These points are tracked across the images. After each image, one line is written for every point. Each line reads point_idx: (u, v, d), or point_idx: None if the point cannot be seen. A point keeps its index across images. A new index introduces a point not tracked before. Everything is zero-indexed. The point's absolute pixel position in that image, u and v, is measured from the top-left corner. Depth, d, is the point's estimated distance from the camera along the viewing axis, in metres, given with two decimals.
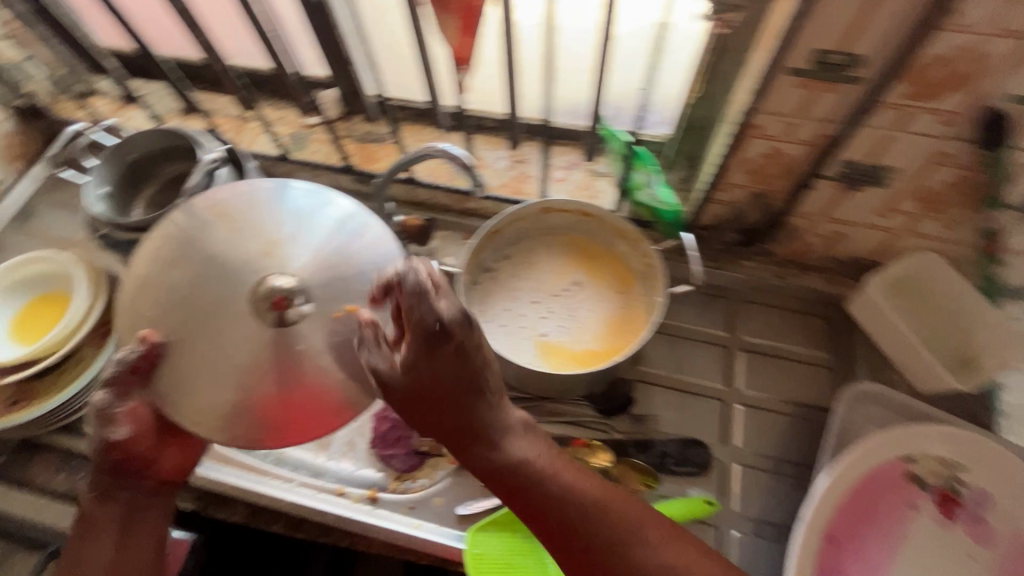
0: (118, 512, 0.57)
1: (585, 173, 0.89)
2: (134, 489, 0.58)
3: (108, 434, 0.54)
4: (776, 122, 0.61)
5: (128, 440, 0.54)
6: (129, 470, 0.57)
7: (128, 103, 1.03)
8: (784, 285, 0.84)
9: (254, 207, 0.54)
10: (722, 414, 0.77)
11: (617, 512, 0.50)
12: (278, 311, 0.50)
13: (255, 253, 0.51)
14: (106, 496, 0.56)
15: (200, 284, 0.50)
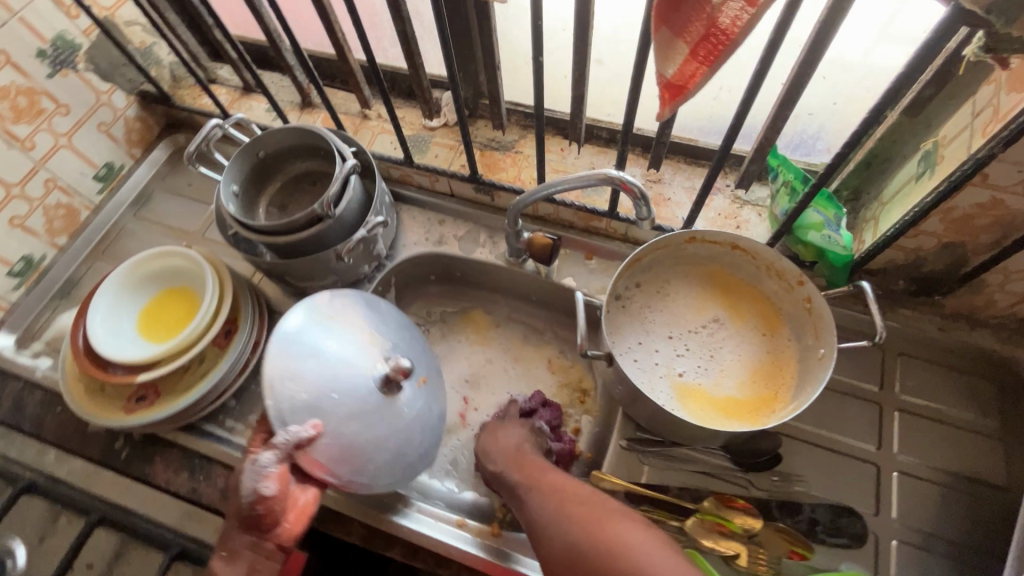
0: (241, 568, 0.59)
1: (729, 200, 0.81)
2: (256, 549, 0.60)
3: (259, 489, 0.56)
4: (1010, 172, 0.53)
5: (270, 498, 0.57)
6: (259, 532, 0.58)
7: (245, 92, 1.01)
8: (946, 340, 0.75)
9: (340, 318, 0.68)
10: (876, 481, 0.70)
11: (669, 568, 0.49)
12: (391, 394, 0.66)
13: (367, 360, 0.66)
14: (240, 550, 0.60)
15: (342, 386, 0.64)
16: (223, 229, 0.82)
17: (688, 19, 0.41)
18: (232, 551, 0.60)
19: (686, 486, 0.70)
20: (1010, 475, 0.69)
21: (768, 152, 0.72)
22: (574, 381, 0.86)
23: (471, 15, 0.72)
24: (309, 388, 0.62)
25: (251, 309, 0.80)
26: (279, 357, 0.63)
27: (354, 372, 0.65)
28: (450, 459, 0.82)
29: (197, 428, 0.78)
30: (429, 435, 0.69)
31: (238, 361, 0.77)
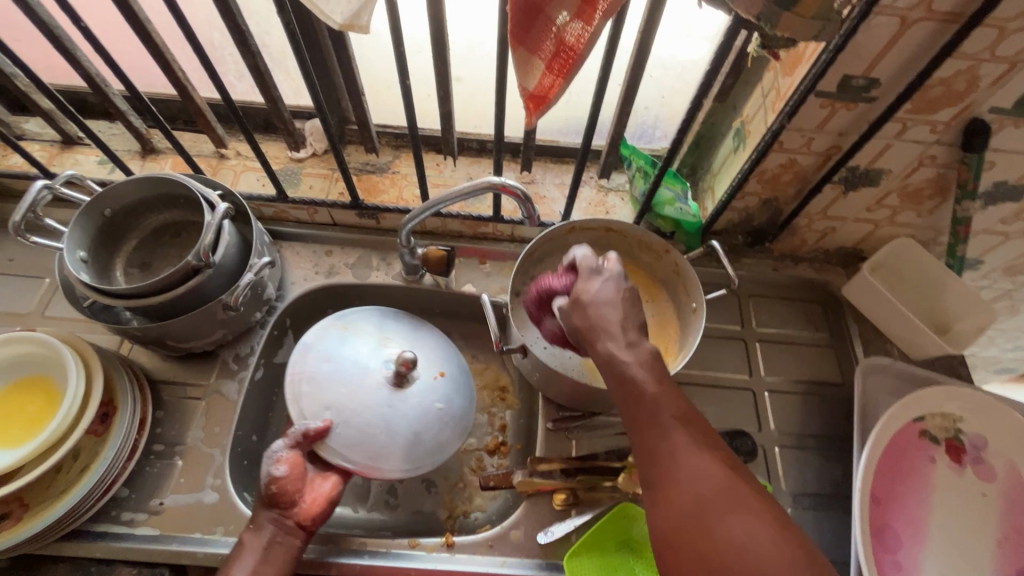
0: (264, 539, 0.61)
1: (595, 189, 0.90)
2: (278, 524, 0.62)
3: (272, 469, 0.62)
4: (796, 137, 0.68)
5: (281, 477, 0.62)
6: (277, 508, 0.62)
7: (67, 146, 0.88)
8: (780, 277, 0.91)
9: (353, 328, 0.73)
10: (755, 404, 0.84)
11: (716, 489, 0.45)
12: (400, 388, 0.68)
13: (378, 361, 0.69)
14: (262, 525, 0.61)
15: (351, 387, 0.67)
16: (75, 301, 0.72)
17: (540, 37, 0.47)
18: (255, 527, 0.62)
19: (609, 448, 0.77)
20: (843, 373, 0.87)
21: (620, 144, 0.82)
22: (492, 382, 0.88)
23: (323, 44, 0.72)
24: (319, 389, 0.67)
25: (129, 383, 0.72)
26: (298, 363, 0.69)
27: (363, 373, 0.68)
28: (386, 487, 0.80)
29: (85, 532, 0.68)
30: (447, 428, 0.69)
31: (125, 443, 0.69)
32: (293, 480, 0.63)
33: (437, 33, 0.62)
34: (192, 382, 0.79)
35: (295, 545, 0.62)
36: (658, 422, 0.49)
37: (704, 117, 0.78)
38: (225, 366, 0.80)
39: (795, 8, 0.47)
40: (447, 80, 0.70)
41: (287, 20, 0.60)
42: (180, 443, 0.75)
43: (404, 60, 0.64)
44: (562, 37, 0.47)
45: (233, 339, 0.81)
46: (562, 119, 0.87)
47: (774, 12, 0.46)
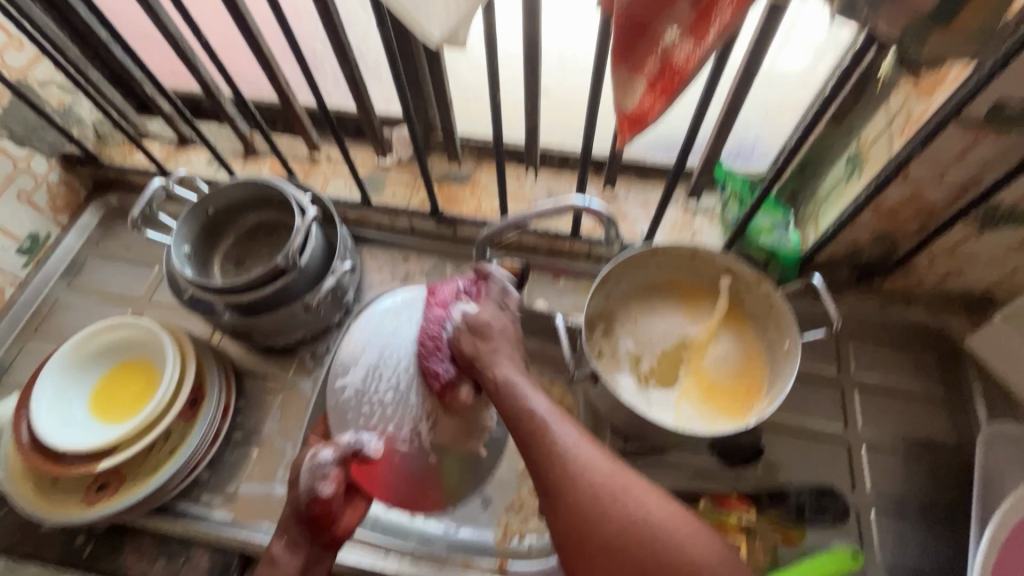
0: (300, 559, 0.59)
1: (682, 210, 0.85)
2: (312, 543, 0.60)
3: (319, 488, 0.59)
4: (926, 167, 0.60)
5: (327, 498, 0.59)
6: (317, 528, 0.60)
7: (181, 145, 0.96)
8: (887, 318, 0.82)
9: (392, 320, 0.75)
10: (849, 458, 0.75)
11: (600, 473, 0.53)
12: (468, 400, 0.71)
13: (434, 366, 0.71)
14: (300, 542, 0.59)
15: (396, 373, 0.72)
16: (177, 292, 0.77)
17: (645, 54, 0.44)
18: (293, 541, 0.59)
19: (679, 489, 0.73)
20: (959, 435, 0.76)
21: (715, 165, 0.78)
22: (557, 404, 0.83)
23: (417, 57, 0.73)
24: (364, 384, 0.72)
25: (217, 373, 0.76)
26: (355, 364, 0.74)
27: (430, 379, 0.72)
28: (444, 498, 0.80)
29: (171, 509, 0.73)
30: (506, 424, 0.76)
31: (209, 430, 0.73)
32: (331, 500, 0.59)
33: (531, 47, 0.61)
34: (272, 375, 0.83)
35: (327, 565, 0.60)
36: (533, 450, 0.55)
37: (814, 139, 0.71)
38: (303, 363, 0.83)
39: (949, 28, 0.40)
40: (536, 95, 0.68)
41: (387, 34, 0.61)
42: (257, 433, 0.79)
43: (496, 74, 0.63)
44: (669, 57, 0.43)
45: (312, 338, 0.84)
46: (652, 135, 0.83)
47: (923, 32, 0.40)
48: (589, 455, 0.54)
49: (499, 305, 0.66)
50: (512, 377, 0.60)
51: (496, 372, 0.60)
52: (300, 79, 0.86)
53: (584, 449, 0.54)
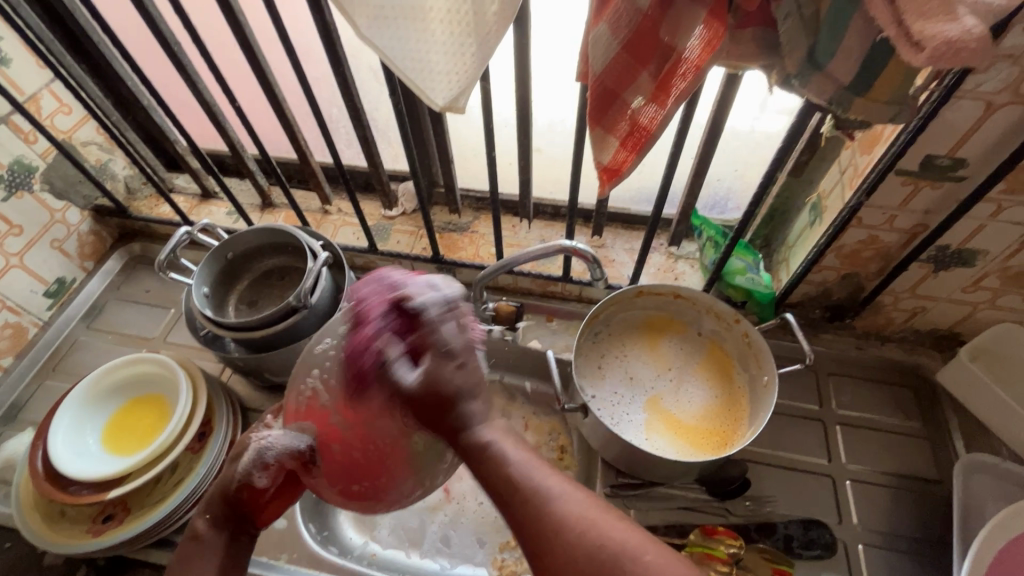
0: (222, 542, 0.55)
1: (665, 256, 0.92)
2: (232, 535, 0.56)
3: (253, 477, 0.57)
4: (877, 214, 0.67)
5: (260, 488, 0.58)
6: (236, 513, 0.57)
7: (204, 199, 1.05)
8: (863, 356, 0.86)
9: None
10: (835, 492, 0.77)
11: (562, 503, 0.40)
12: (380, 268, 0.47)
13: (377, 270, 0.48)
14: (225, 522, 0.56)
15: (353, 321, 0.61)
16: (194, 330, 0.83)
17: (616, 118, 0.51)
18: (217, 519, 0.56)
19: (671, 523, 0.75)
20: (939, 469, 0.79)
21: (691, 213, 0.85)
22: (550, 439, 0.86)
23: (423, 119, 0.82)
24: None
25: (226, 408, 0.79)
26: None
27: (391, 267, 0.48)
28: (439, 535, 0.80)
29: (171, 542, 0.74)
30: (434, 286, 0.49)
31: (215, 463, 0.75)
32: (249, 491, 0.57)
33: (523, 111, 0.69)
34: None
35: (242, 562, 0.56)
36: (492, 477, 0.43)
37: (779, 191, 0.79)
38: None
39: (867, 95, 0.48)
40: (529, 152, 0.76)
41: (397, 100, 0.70)
42: None
43: (492, 134, 0.72)
44: (636, 118, 0.51)
45: None
46: (634, 188, 0.91)
47: (846, 99, 0.48)
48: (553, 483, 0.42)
49: (469, 342, 0.47)
50: (489, 437, 0.44)
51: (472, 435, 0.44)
52: (317, 140, 0.95)
53: (551, 482, 0.42)
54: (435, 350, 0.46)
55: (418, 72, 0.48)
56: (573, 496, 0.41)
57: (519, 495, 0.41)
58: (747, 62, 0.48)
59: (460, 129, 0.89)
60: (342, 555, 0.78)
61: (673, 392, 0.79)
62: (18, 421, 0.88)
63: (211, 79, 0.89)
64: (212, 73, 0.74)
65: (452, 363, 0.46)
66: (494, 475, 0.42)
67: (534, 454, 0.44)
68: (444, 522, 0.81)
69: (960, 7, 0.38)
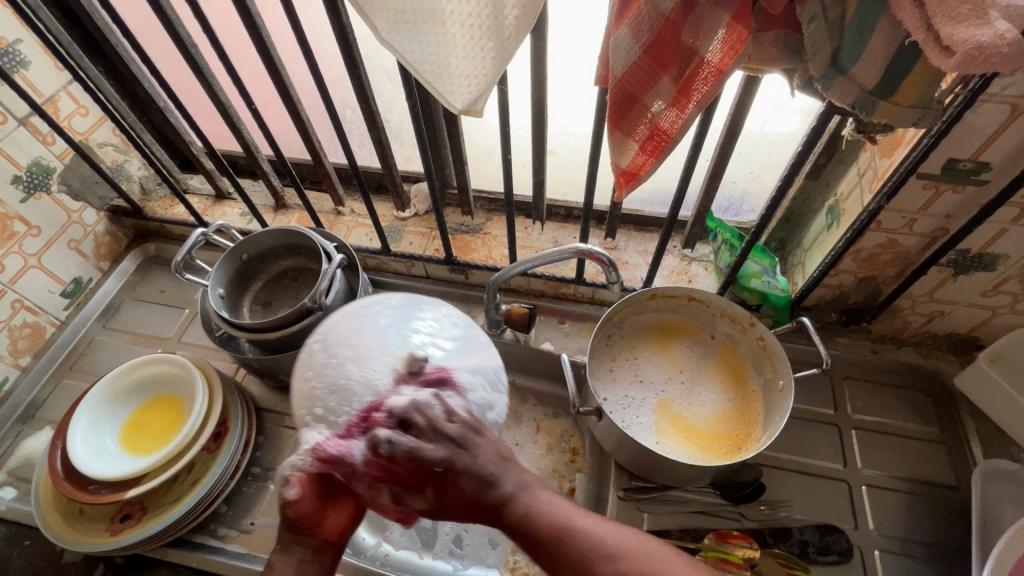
0: (291, 563, 0.51)
1: (678, 258, 0.92)
2: (305, 544, 0.52)
3: (283, 491, 0.51)
4: (896, 218, 0.67)
5: (296, 500, 0.52)
6: (300, 530, 0.52)
7: (218, 200, 1.05)
8: (879, 360, 0.85)
9: None
10: (850, 497, 0.77)
11: (609, 545, 0.46)
12: None
13: None
14: (291, 543, 0.52)
15: (362, 343, 0.55)
16: (210, 330, 0.84)
17: (636, 121, 0.51)
18: (283, 540, 0.53)
19: (684, 526, 0.75)
20: (956, 475, 0.78)
21: (706, 216, 0.85)
22: (563, 441, 0.86)
23: (437, 120, 0.82)
24: None
25: (241, 408, 0.80)
26: None
27: None
28: (452, 536, 0.80)
29: (187, 541, 0.75)
30: None
31: (231, 463, 0.76)
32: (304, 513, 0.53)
33: (539, 114, 0.69)
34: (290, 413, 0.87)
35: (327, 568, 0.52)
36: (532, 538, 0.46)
37: (795, 194, 0.79)
38: None
39: (891, 98, 0.48)
40: (543, 154, 0.76)
41: (414, 103, 0.70)
42: (274, 468, 0.82)
43: (508, 136, 0.71)
44: (656, 121, 0.51)
45: None
46: (648, 190, 0.91)
47: (870, 102, 0.48)
48: (590, 527, 0.47)
49: (462, 436, 0.47)
50: (522, 498, 0.47)
51: (508, 506, 0.46)
52: (331, 141, 0.96)
53: (592, 525, 0.47)
54: (425, 468, 0.46)
55: (438, 75, 0.48)
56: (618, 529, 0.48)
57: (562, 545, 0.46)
58: (770, 65, 0.47)
59: (473, 130, 0.89)
60: (356, 556, 0.78)
61: (687, 396, 0.79)
62: (36, 419, 0.89)
63: (226, 81, 0.90)
64: (230, 76, 0.74)
65: (468, 458, 0.47)
66: (534, 532, 0.46)
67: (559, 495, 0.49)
68: (457, 523, 0.81)
69: (991, 11, 0.38)
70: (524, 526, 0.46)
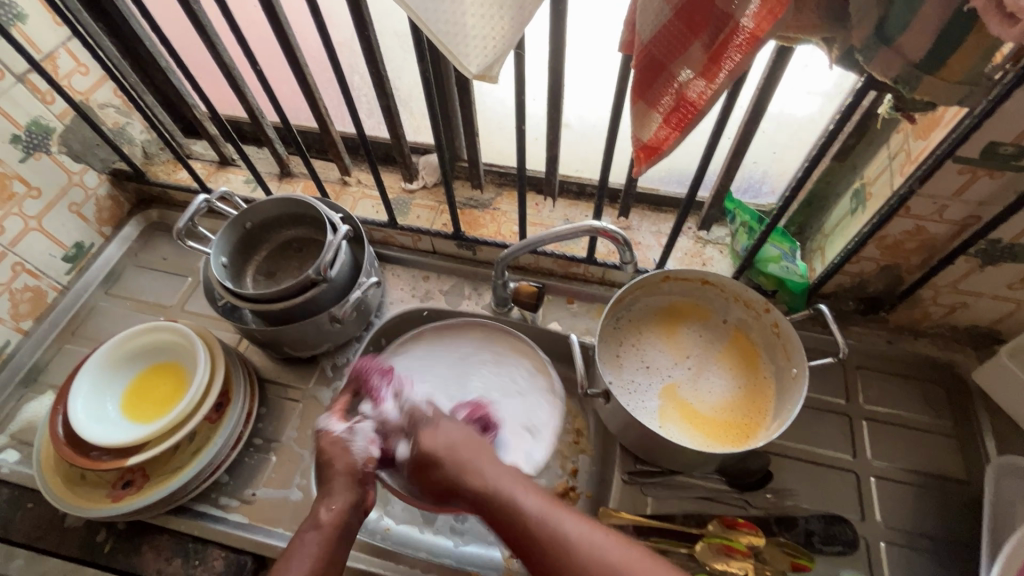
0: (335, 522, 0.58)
1: (693, 240, 0.89)
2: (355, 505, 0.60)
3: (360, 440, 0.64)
4: (927, 203, 0.64)
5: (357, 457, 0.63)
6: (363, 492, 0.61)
7: (222, 165, 1.03)
8: (894, 351, 0.83)
9: None
10: (858, 488, 0.76)
11: (570, 538, 0.49)
12: None
13: None
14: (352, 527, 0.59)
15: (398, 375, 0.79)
16: (212, 300, 0.82)
17: (661, 91, 0.48)
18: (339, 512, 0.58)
19: (688, 511, 0.74)
20: (968, 469, 0.76)
21: (725, 196, 0.82)
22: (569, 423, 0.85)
23: (449, 88, 0.79)
24: None
25: (243, 379, 0.79)
26: None
27: None
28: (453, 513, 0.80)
29: (188, 509, 0.75)
30: None
31: (232, 433, 0.75)
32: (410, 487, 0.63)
33: (556, 84, 0.66)
34: (292, 385, 0.86)
35: (353, 500, 0.59)
36: (508, 518, 0.52)
37: (820, 176, 0.76)
38: (323, 374, 0.87)
39: (938, 73, 0.45)
40: (557, 127, 0.73)
41: (425, 68, 0.66)
42: (276, 440, 0.81)
43: (523, 106, 0.68)
44: (681, 92, 0.48)
45: (334, 350, 0.87)
46: (665, 169, 0.88)
47: (914, 77, 0.45)
48: (562, 523, 0.51)
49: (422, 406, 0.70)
50: (490, 479, 0.55)
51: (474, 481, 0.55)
52: (338, 109, 0.93)
53: (558, 518, 0.51)
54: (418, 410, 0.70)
55: (453, 37, 0.45)
56: (585, 523, 0.51)
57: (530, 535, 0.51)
58: (809, 33, 0.44)
59: (484, 101, 0.86)
60: (357, 529, 0.78)
61: (696, 381, 0.78)
62: (39, 383, 0.89)
63: (232, 42, 0.87)
64: (233, 35, 0.71)
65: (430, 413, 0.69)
66: (504, 520, 0.52)
67: (545, 497, 0.54)
68: None
69: None
70: (486, 506, 0.54)
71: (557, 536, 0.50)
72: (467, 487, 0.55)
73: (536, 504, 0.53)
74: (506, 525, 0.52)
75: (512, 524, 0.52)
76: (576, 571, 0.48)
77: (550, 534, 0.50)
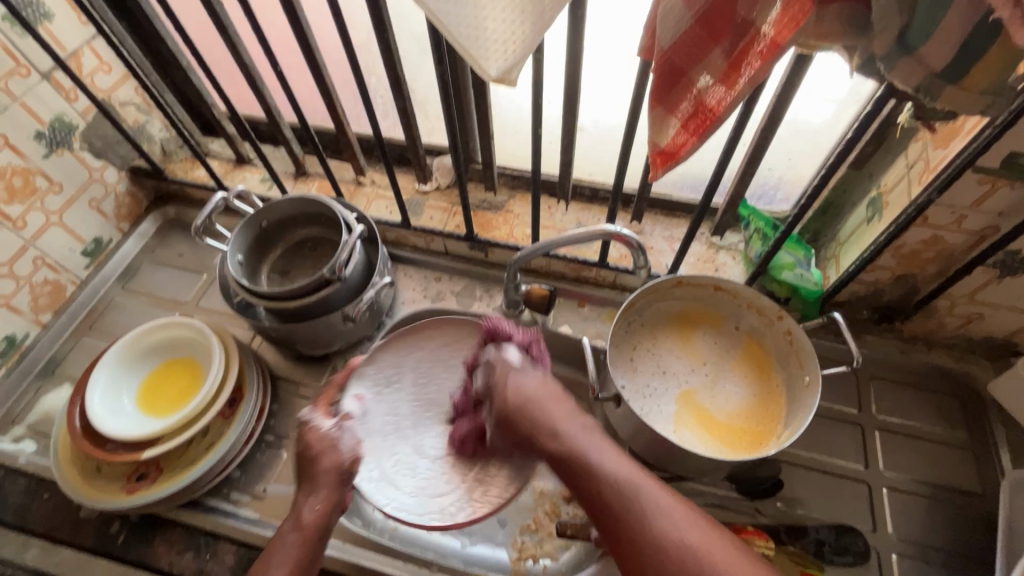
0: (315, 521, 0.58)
1: (706, 246, 0.89)
2: (332, 505, 0.60)
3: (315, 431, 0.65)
4: (945, 213, 0.63)
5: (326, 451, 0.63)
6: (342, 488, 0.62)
7: (239, 164, 1.04)
8: (908, 361, 0.82)
9: None
10: (869, 499, 0.75)
11: (654, 507, 0.51)
12: None
13: None
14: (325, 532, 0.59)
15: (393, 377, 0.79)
16: (227, 297, 0.83)
17: (681, 97, 0.48)
18: (322, 515, 0.59)
19: None
20: (982, 482, 0.76)
21: (739, 202, 0.81)
22: None
23: (465, 91, 0.80)
24: None
25: (256, 376, 0.79)
26: None
27: None
28: None
29: (200, 503, 0.76)
30: None
31: (245, 429, 0.76)
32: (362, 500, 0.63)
33: (573, 88, 0.66)
34: (304, 382, 0.87)
35: (335, 499, 0.60)
36: (596, 476, 0.53)
37: (835, 184, 0.75)
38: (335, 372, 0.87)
39: (960, 82, 0.44)
40: (573, 131, 0.74)
41: (443, 70, 0.67)
42: (287, 436, 0.82)
43: (540, 110, 0.68)
44: (700, 99, 0.48)
45: (346, 348, 0.88)
46: (678, 174, 0.88)
47: (935, 86, 0.44)
48: (647, 497, 0.51)
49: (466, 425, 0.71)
50: (578, 440, 0.57)
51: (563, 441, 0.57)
52: (355, 110, 0.94)
53: (647, 487, 0.52)
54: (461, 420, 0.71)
55: (474, 40, 0.45)
56: (674, 503, 0.51)
57: (610, 498, 0.52)
58: (830, 42, 0.44)
59: (499, 104, 0.87)
60: (365, 527, 0.78)
61: (707, 387, 0.77)
62: (57, 375, 0.90)
63: (251, 43, 0.88)
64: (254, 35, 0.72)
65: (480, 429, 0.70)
66: (587, 481, 0.54)
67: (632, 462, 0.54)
68: None
69: None
70: (571, 462, 0.55)
71: (641, 504, 0.51)
72: (551, 447, 0.57)
73: (623, 469, 0.54)
74: (587, 479, 0.54)
75: (596, 479, 0.53)
76: (651, 537, 0.49)
77: (637, 500, 0.51)
